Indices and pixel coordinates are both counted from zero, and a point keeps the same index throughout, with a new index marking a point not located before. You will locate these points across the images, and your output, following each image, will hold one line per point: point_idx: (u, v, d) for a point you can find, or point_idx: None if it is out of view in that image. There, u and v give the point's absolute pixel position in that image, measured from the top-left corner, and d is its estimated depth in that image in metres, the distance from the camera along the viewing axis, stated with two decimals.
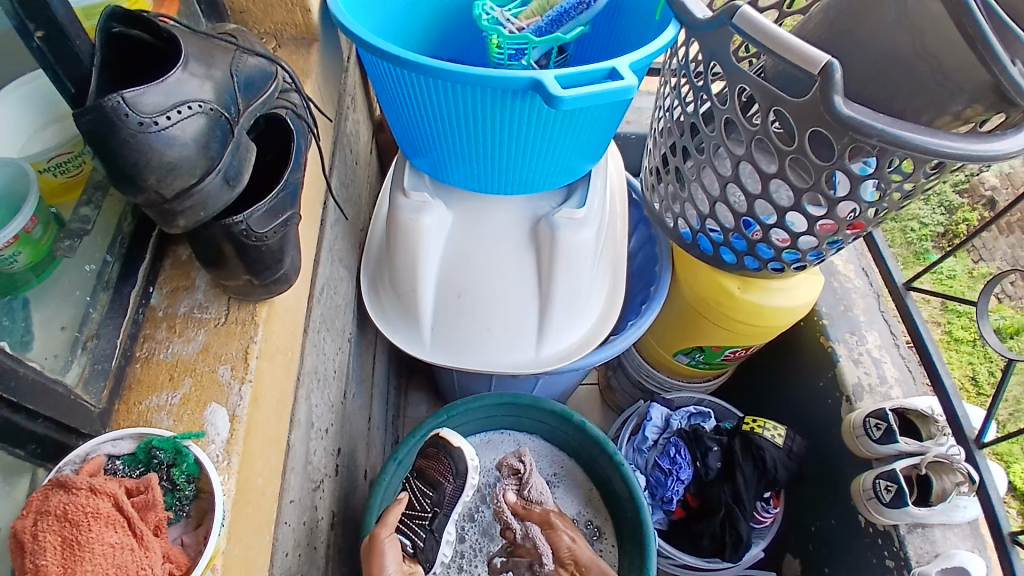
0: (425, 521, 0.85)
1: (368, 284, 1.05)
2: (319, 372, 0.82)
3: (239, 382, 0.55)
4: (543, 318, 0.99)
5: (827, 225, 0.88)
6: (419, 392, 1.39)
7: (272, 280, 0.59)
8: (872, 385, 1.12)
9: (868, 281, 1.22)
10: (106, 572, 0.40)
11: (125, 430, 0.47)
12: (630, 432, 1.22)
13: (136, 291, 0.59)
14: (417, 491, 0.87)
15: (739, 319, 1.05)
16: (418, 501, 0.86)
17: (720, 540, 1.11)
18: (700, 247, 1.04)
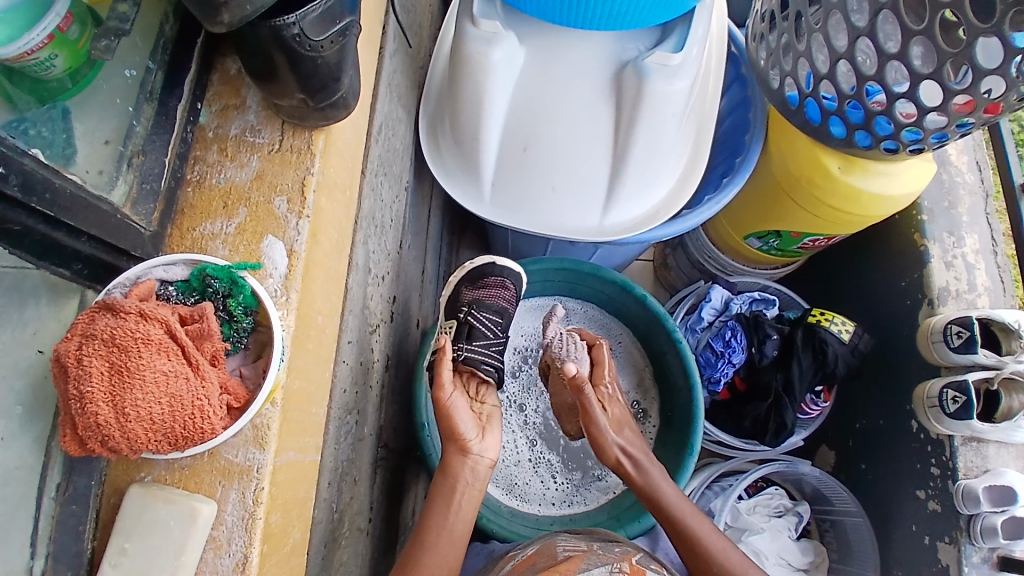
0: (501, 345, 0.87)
1: (427, 128, 0.97)
2: (376, 218, 0.77)
3: (297, 216, 0.51)
4: (615, 181, 0.90)
5: (962, 105, 0.73)
6: (470, 251, 1.35)
7: (328, 103, 0.52)
8: (960, 291, 1.02)
9: (980, 177, 1.07)
10: (159, 399, 0.38)
11: (177, 256, 0.43)
12: (685, 311, 1.18)
13: (183, 106, 0.53)
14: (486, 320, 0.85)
15: (830, 204, 0.93)
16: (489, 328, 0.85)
17: (762, 424, 1.07)
18: (805, 115, 0.89)
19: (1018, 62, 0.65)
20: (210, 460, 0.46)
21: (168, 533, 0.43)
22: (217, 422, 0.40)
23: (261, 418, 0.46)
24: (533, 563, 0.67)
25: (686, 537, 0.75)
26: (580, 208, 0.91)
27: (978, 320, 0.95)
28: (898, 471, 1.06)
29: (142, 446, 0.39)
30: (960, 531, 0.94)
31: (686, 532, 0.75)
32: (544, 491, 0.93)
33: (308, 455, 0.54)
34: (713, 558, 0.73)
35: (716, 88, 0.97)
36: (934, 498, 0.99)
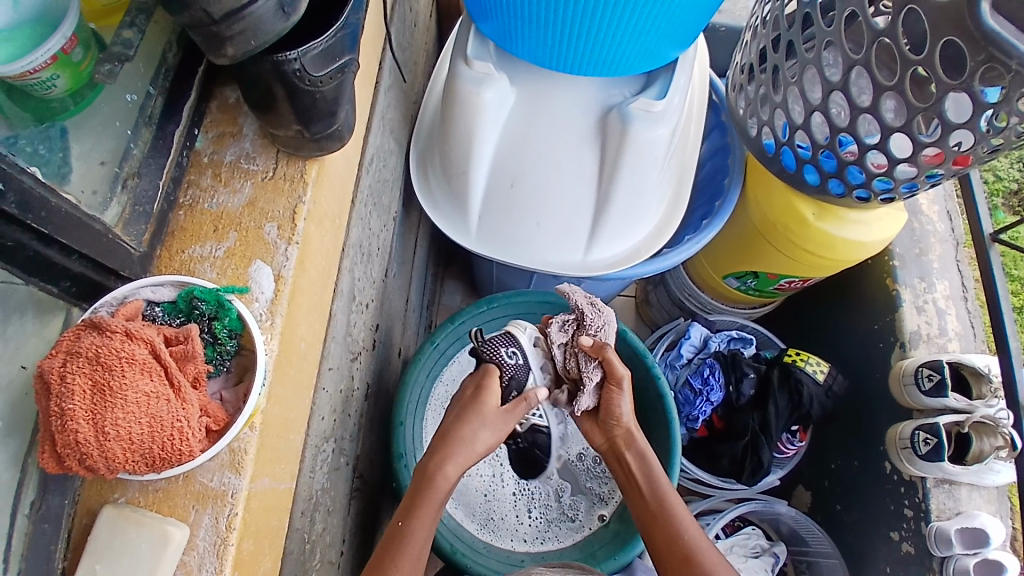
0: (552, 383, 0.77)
1: (418, 161, 0.99)
2: (363, 246, 0.79)
3: (286, 243, 0.52)
4: (599, 219, 0.92)
5: (932, 156, 0.77)
6: (455, 282, 1.37)
7: (323, 135, 0.53)
8: (931, 335, 1.05)
9: (950, 226, 1.12)
10: (139, 420, 0.38)
11: (166, 278, 0.44)
12: (665, 348, 1.19)
13: (180, 131, 0.54)
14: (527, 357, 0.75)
15: (806, 247, 0.96)
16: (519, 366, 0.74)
17: (739, 463, 1.08)
18: (781, 162, 0.93)
19: (989, 116, 0.68)
20: (185, 483, 0.45)
21: (138, 556, 0.42)
22: (195, 444, 0.40)
23: (239, 443, 0.46)
24: None
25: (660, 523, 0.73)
26: (564, 244, 0.93)
27: (949, 364, 0.98)
28: (873, 514, 1.07)
29: (119, 466, 0.39)
30: (935, 573, 0.96)
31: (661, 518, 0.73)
32: (518, 526, 0.92)
33: (283, 482, 0.54)
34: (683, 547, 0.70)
35: (697, 135, 1.01)
36: (908, 540, 1.00)
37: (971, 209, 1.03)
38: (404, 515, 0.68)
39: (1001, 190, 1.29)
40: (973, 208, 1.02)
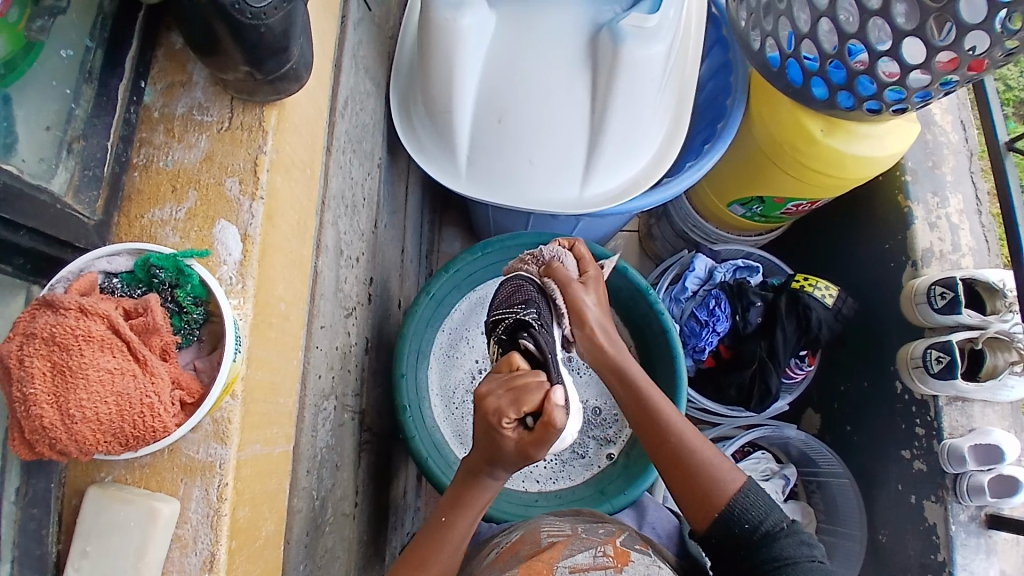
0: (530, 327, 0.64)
1: (399, 101, 0.93)
2: (346, 196, 0.75)
3: (250, 199, 0.48)
4: (594, 151, 0.87)
5: (946, 62, 0.71)
6: (452, 228, 1.33)
7: (277, 76, 0.49)
8: (944, 252, 1.01)
9: (964, 136, 1.06)
10: (105, 399, 0.36)
11: (120, 246, 0.40)
12: (669, 281, 1.16)
13: (125, 85, 0.49)
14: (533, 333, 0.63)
15: (813, 167, 0.91)
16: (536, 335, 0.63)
17: (747, 391, 1.07)
18: (787, 77, 0.87)
19: (1003, 18, 0.64)
20: (171, 457, 0.44)
21: (130, 534, 0.41)
22: (169, 419, 0.38)
23: (221, 412, 0.45)
24: (518, 551, 0.67)
25: (663, 437, 0.70)
26: (559, 179, 0.88)
27: (963, 280, 0.94)
28: (884, 435, 1.06)
29: (91, 448, 0.37)
30: (946, 491, 0.96)
31: (667, 438, 0.70)
32: (531, 467, 0.92)
33: (278, 445, 0.52)
34: (689, 467, 0.69)
35: (695, 52, 0.94)
36: (919, 459, 1.00)
37: (986, 117, 0.97)
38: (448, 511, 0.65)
39: (1013, 99, 1.22)
40: (987, 116, 0.96)
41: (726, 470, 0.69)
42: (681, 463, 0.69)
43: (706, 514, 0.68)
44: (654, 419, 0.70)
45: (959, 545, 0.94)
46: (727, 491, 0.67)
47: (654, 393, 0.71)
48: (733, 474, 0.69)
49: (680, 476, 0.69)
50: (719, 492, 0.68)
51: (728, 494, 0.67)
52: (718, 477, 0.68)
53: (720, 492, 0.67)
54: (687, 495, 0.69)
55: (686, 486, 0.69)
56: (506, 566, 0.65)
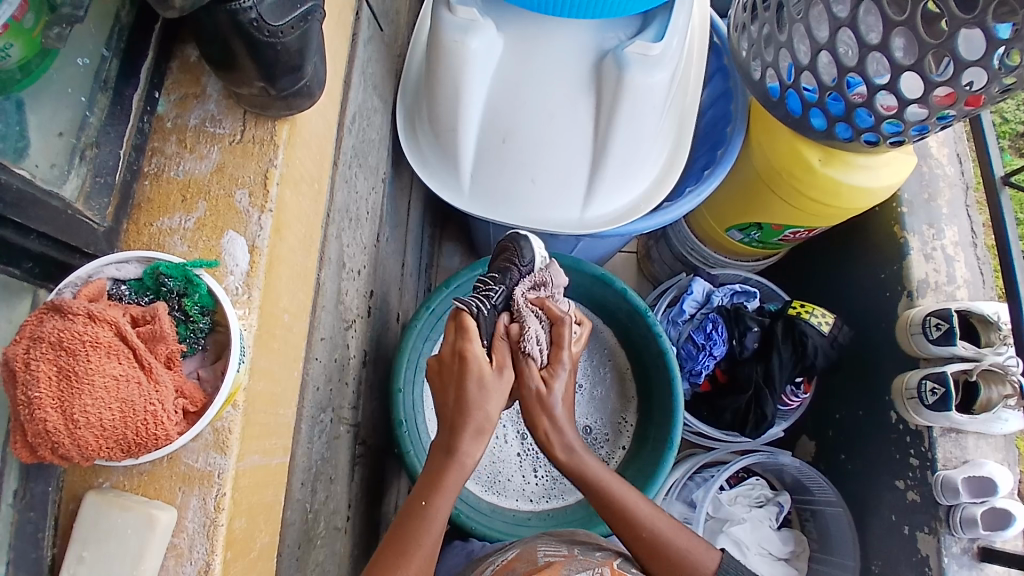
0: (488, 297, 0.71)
1: (405, 119, 0.95)
2: (350, 209, 0.76)
3: (259, 211, 0.49)
4: (595, 173, 0.88)
5: (944, 97, 0.73)
6: (453, 244, 1.34)
7: (291, 92, 0.49)
8: (939, 283, 1.03)
9: (960, 169, 1.07)
10: (110, 405, 0.36)
11: (130, 253, 0.41)
12: (666, 304, 1.17)
13: (139, 96, 0.50)
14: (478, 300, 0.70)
15: (811, 195, 0.92)
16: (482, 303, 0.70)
17: (743, 416, 1.08)
18: (787, 107, 0.88)
19: (1001, 54, 0.65)
20: (169, 466, 0.44)
21: (125, 542, 0.41)
22: (172, 427, 0.39)
23: (222, 422, 0.45)
24: (514, 568, 0.67)
25: (635, 532, 0.69)
26: (560, 199, 0.90)
27: (958, 312, 0.96)
28: (877, 464, 1.07)
29: (93, 454, 0.37)
30: (939, 522, 0.96)
31: (638, 528, 0.69)
32: (524, 485, 0.92)
33: (276, 457, 0.52)
34: (666, 554, 0.68)
35: (697, 80, 0.96)
36: (913, 489, 1.00)
37: (982, 151, 0.98)
38: (425, 493, 0.61)
39: (1009, 132, 1.24)
40: (984, 151, 0.98)
41: (701, 553, 0.69)
42: (661, 551, 0.68)
43: None
44: (625, 514, 0.69)
45: None
46: (707, 573, 0.68)
47: (620, 486, 0.71)
48: (709, 554, 0.69)
49: (659, 566, 0.68)
50: (697, 573, 0.68)
51: (708, 571, 0.68)
52: (696, 560, 0.68)
53: (697, 574, 0.68)
54: None
55: (668, 573, 0.68)
56: None
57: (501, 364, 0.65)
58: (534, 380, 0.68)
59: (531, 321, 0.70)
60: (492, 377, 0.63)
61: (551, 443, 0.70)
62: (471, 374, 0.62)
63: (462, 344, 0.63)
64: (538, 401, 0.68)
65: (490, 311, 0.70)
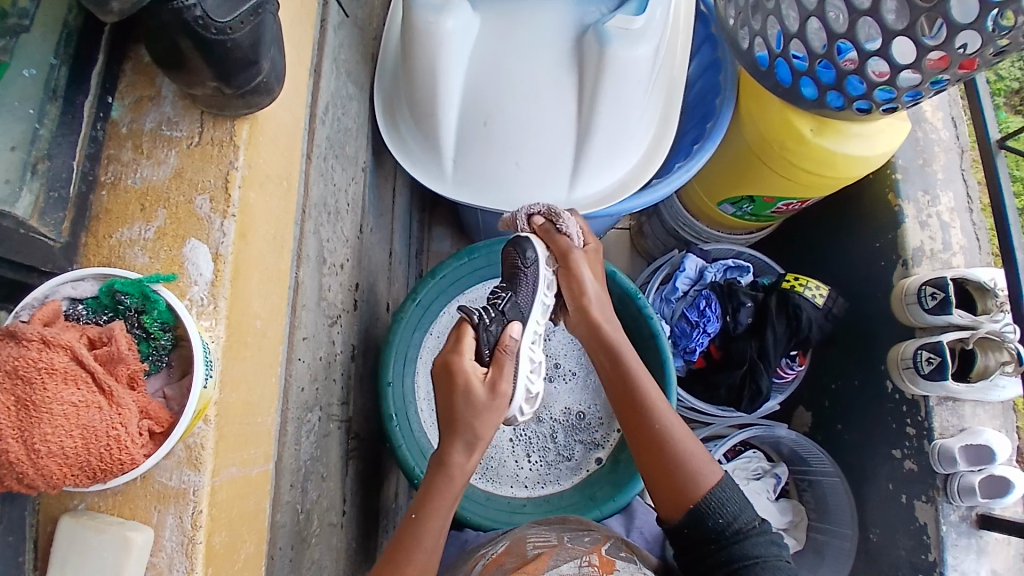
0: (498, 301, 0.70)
1: (383, 104, 0.92)
2: (328, 202, 0.74)
3: (221, 217, 0.47)
4: (581, 153, 0.86)
5: (936, 61, 0.70)
6: (442, 228, 1.32)
7: (249, 89, 0.47)
8: (934, 251, 1.01)
9: (954, 133, 1.05)
10: (72, 433, 0.35)
11: (85, 270, 0.40)
12: (659, 281, 1.15)
13: (91, 102, 0.48)
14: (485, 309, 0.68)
15: (803, 167, 0.90)
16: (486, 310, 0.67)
17: (738, 391, 1.07)
18: (776, 76, 0.85)
19: (995, 16, 0.63)
20: (143, 484, 0.43)
21: (101, 565, 0.41)
22: (137, 451, 0.38)
23: (195, 437, 0.44)
24: (503, 563, 0.67)
25: (645, 428, 0.71)
26: (546, 181, 0.87)
27: (953, 280, 0.94)
28: (874, 434, 1.07)
29: (59, 481, 0.36)
30: (937, 490, 0.96)
31: (647, 425, 0.71)
32: (518, 471, 0.92)
33: (256, 465, 0.52)
34: (668, 457, 0.69)
35: (683, 49, 0.92)
36: (910, 458, 1.00)
37: (976, 114, 0.96)
38: (419, 506, 0.63)
39: (1003, 90, 1.21)
40: (977, 114, 0.95)
41: (703, 465, 0.68)
42: (661, 451, 0.69)
43: (679, 507, 0.68)
44: (640, 406, 0.71)
45: (950, 545, 0.94)
46: (702, 485, 0.67)
47: (642, 378, 0.73)
48: (710, 468, 0.68)
49: (659, 470, 0.70)
50: (692, 482, 0.67)
51: (702, 486, 0.67)
52: (694, 472, 0.68)
53: (694, 486, 0.67)
54: (662, 482, 0.69)
55: (663, 475, 0.69)
56: None
57: (495, 380, 0.62)
58: (574, 257, 0.74)
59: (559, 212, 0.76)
60: (481, 396, 0.61)
61: (585, 314, 0.74)
62: (458, 392, 0.61)
63: (452, 360, 0.62)
64: (574, 274, 0.74)
65: (495, 318, 0.67)
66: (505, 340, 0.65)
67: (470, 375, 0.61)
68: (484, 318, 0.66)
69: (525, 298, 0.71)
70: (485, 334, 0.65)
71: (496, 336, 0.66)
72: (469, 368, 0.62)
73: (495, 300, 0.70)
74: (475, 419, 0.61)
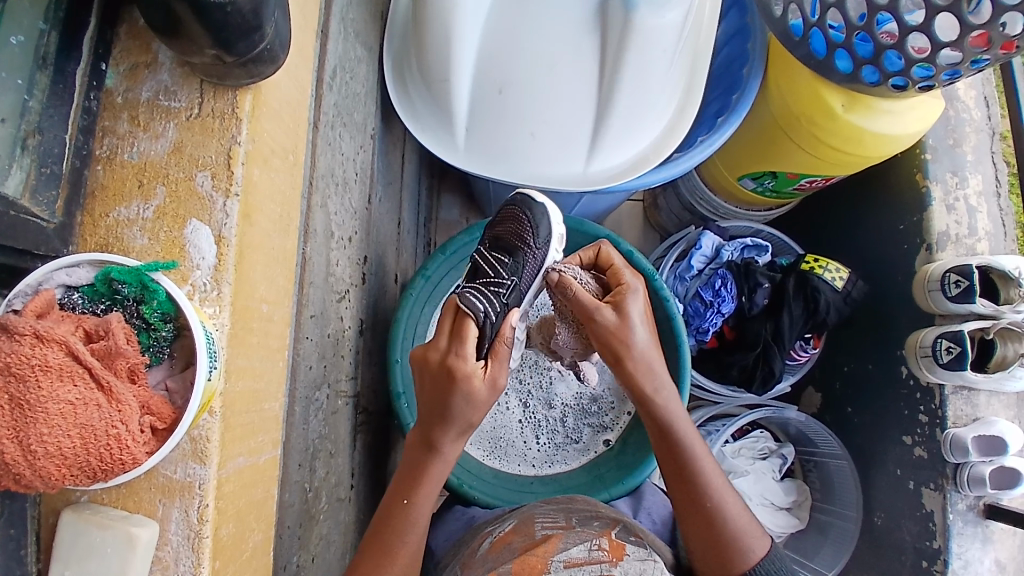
0: (499, 292, 0.67)
1: (392, 68, 0.87)
2: (335, 174, 0.71)
3: (224, 196, 0.45)
4: (600, 123, 0.81)
5: (978, 38, 0.66)
6: (451, 195, 1.28)
7: (251, 58, 0.44)
8: (960, 236, 0.97)
9: (988, 112, 1.00)
10: (69, 433, 0.33)
11: (81, 257, 0.37)
12: (675, 258, 1.12)
13: (83, 70, 0.45)
14: (482, 297, 0.64)
15: (831, 144, 0.86)
16: (489, 302, 0.65)
17: (750, 373, 1.05)
18: (809, 47, 0.80)
19: None
20: (148, 477, 0.42)
21: (106, 560, 0.40)
22: (138, 450, 0.36)
23: (199, 430, 0.42)
24: (511, 541, 0.66)
25: (696, 500, 0.68)
26: (563, 153, 0.81)
27: (978, 268, 0.90)
28: (885, 420, 1.05)
29: (58, 482, 0.34)
30: (946, 479, 0.94)
31: (702, 498, 0.67)
32: (526, 450, 0.91)
33: (264, 453, 0.50)
34: (720, 530, 0.67)
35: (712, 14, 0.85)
36: (921, 445, 0.98)
37: None
38: (408, 492, 0.63)
39: None
40: None
41: (753, 540, 0.68)
42: (712, 525, 0.67)
43: None
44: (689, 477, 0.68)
45: (956, 534, 0.92)
46: (751, 558, 0.67)
47: (694, 451, 0.68)
48: (760, 543, 0.68)
49: (709, 547, 0.67)
50: (742, 558, 0.67)
51: (752, 560, 0.67)
52: (745, 547, 0.67)
53: (744, 559, 0.67)
54: (709, 554, 0.68)
55: (713, 550, 0.67)
56: (498, 558, 0.63)
57: (496, 376, 0.60)
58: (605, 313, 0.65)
59: (535, 207, 0.73)
60: (481, 394, 0.59)
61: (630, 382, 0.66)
62: (459, 392, 0.58)
63: (454, 361, 0.58)
64: (614, 334, 0.65)
65: (498, 313, 0.65)
66: (505, 330, 0.63)
67: (473, 378, 0.58)
68: (489, 314, 0.63)
69: (526, 284, 0.72)
70: (489, 330, 0.63)
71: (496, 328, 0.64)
72: (475, 367, 0.58)
73: (499, 289, 0.67)
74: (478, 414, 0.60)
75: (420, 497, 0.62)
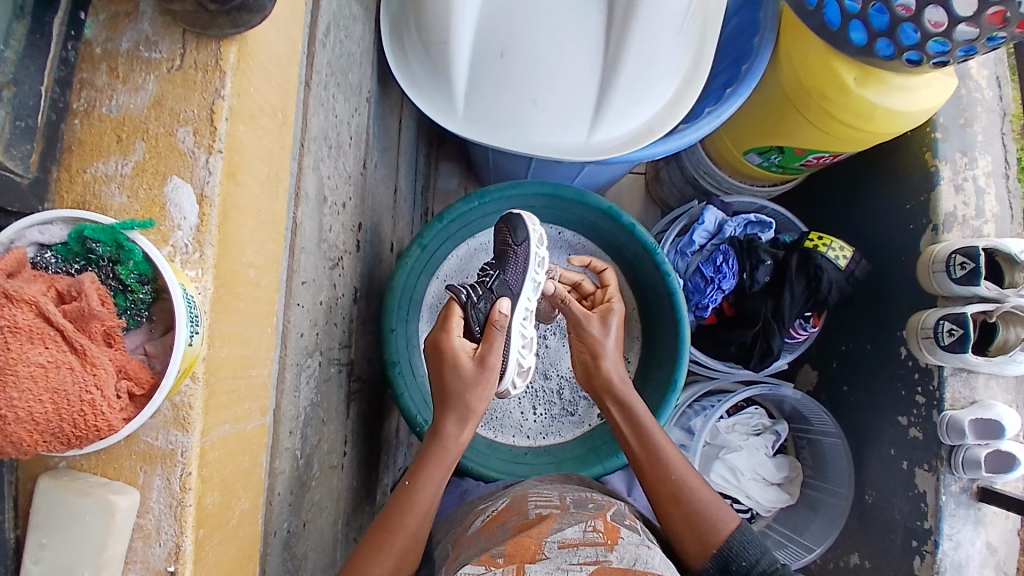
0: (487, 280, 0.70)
1: (391, 28, 0.83)
2: (329, 136, 0.68)
3: (206, 153, 0.42)
4: (605, 94, 0.78)
5: (998, 13, 0.64)
6: (450, 164, 1.26)
7: (234, 8, 0.40)
8: (967, 217, 0.95)
9: (1002, 91, 0.97)
10: (40, 397, 0.32)
11: (53, 214, 0.36)
12: (676, 233, 1.10)
13: (60, 17, 0.42)
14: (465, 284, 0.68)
15: (842, 120, 0.83)
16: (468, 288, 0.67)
17: (748, 350, 1.03)
18: (824, 16, 0.77)
19: None
20: (128, 444, 0.41)
21: (84, 528, 0.39)
22: (114, 416, 0.35)
23: (180, 397, 0.41)
24: (505, 520, 0.65)
25: (662, 476, 0.70)
26: (565, 124, 0.79)
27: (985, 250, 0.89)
28: (881, 400, 1.05)
29: (30, 448, 0.33)
30: (940, 461, 0.94)
31: (667, 472, 0.70)
32: (522, 421, 0.90)
33: (251, 420, 0.49)
34: (688, 503, 0.67)
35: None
36: (916, 426, 0.98)
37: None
38: (411, 474, 0.64)
39: None
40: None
41: (723, 510, 0.67)
42: (679, 498, 0.68)
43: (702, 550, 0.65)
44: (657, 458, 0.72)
45: (948, 515, 0.92)
46: (722, 529, 0.65)
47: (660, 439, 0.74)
48: (730, 513, 0.66)
49: (679, 516, 0.67)
50: (713, 526, 0.65)
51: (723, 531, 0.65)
52: (715, 516, 0.66)
53: (717, 527, 0.65)
54: (680, 523, 0.67)
55: (685, 521, 0.66)
56: (492, 537, 0.63)
57: (485, 354, 0.63)
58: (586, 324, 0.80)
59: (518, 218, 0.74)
60: (470, 370, 0.63)
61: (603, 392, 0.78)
62: (448, 367, 0.63)
63: (441, 339, 0.64)
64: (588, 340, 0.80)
65: (483, 297, 0.67)
66: (493, 314, 0.64)
67: (458, 353, 0.63)
68: (472, 296, 0.66)
69: (515, 278, 0.71)
70: (473, 312, 0.66)
71: (485, 314, 0.67)
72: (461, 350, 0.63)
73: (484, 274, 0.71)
74: (467, 392, 0.63)
75: (420, 476, 0.63)
